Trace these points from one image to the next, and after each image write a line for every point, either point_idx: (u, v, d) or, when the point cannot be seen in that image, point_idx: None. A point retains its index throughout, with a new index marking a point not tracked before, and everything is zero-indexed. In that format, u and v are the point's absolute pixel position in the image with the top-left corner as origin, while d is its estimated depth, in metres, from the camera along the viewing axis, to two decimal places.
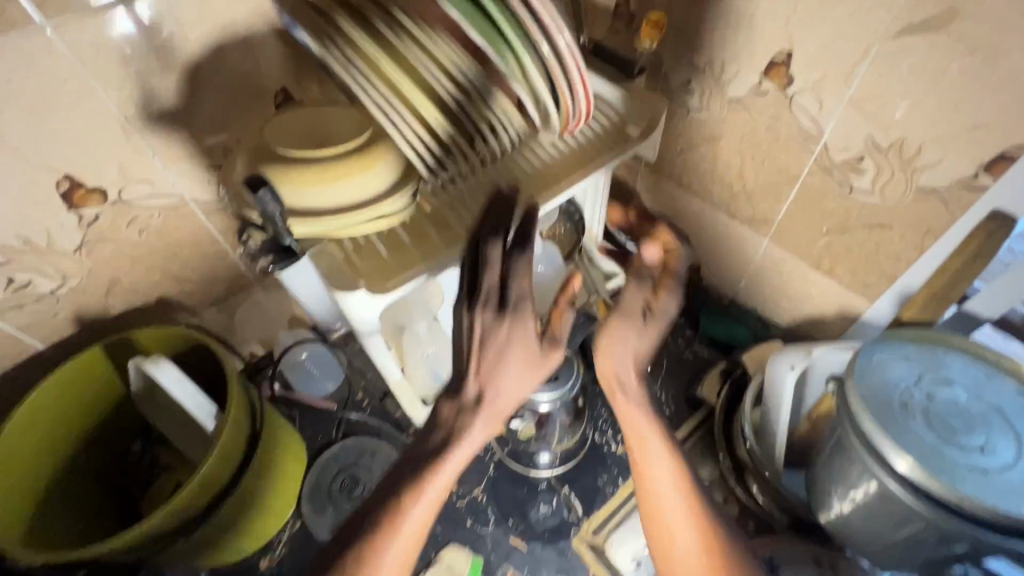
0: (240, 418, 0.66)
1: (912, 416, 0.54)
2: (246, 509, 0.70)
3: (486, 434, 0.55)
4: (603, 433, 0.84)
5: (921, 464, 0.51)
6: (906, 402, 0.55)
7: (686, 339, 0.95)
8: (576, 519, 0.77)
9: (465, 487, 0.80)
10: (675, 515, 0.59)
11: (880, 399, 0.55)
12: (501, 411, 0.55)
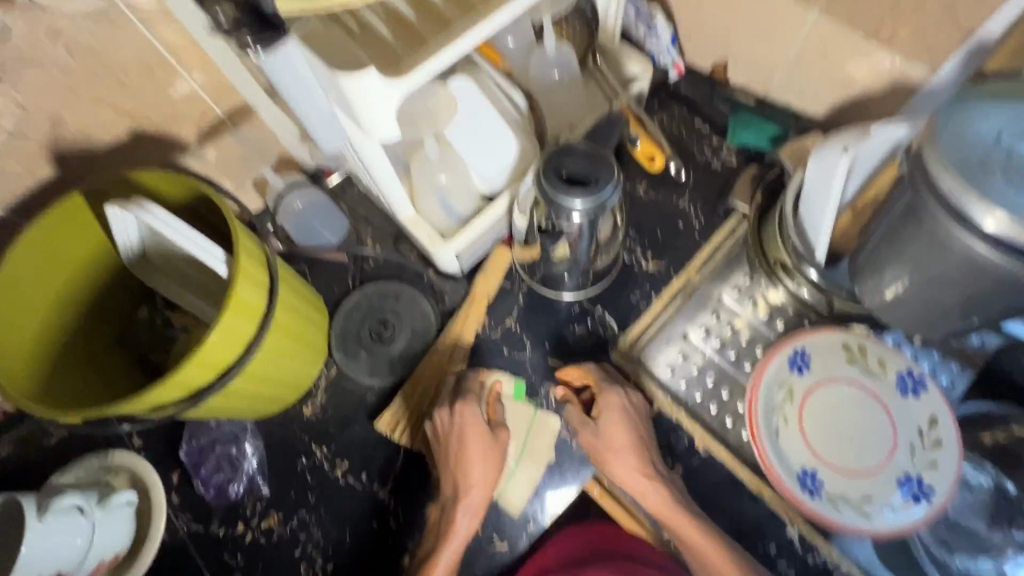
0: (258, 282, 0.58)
1: (1003, 167, 0.48)
2: (282, 367, 0.67)
3: (469, 519, 0.66)
4: (631, 252, 0.83)
5: (991, 221, 0.48)
6: (995, 153, 0.48)
7: (713, 146, 0.87)
8: (613, 335, 0.79)
9: (497, 319, 0.79)
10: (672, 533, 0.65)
11: (964, 155, 0.49)
12: (478, 492, 0.67)
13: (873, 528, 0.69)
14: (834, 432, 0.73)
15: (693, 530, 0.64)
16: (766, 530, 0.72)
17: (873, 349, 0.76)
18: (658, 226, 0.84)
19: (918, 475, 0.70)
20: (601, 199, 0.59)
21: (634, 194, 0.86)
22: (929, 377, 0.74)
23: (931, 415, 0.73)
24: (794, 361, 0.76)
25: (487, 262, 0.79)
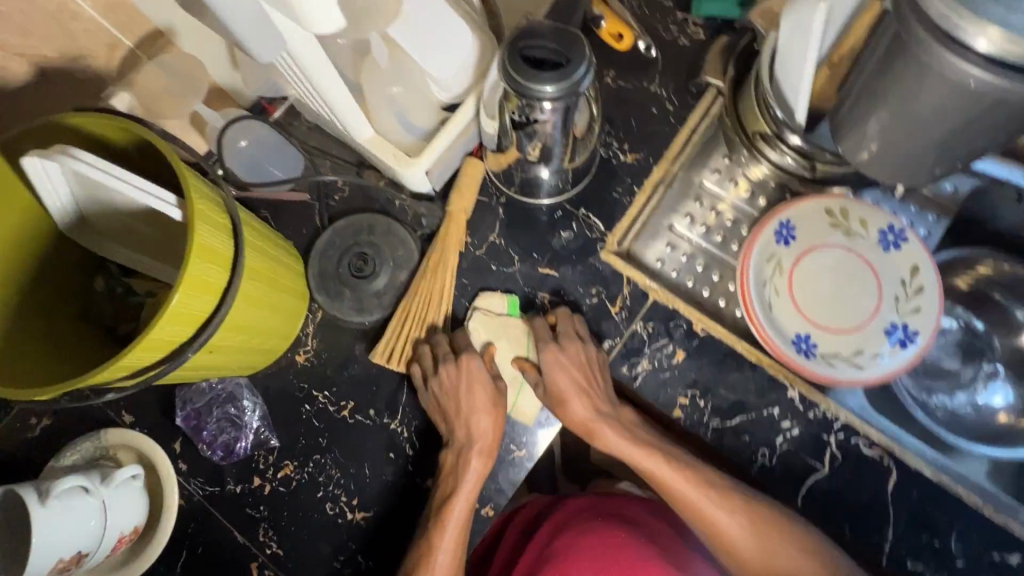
0: (224, 232, 0.54)
1: None
2: (260, 329, 0.64)
3: (478, 471, 0.68)
4: (608, 146, 0.79)
5: (986, 40, 0.45)
6: None
7: (678, 20, 0.82)
8: (601, 236, 0.76)
9: (480, 236, 0.77)
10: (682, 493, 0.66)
11: None
12: (487, 444, 0.68)
13: (866, 378, 0.72)
14: (822, 296, 0.75)
15: (645, 459, 0.67)
16: (767, 394, 0.72)
17: (854, 209, 0.77)
18: (633, 115, 0.80)
19: (903, 322, 0.73)
20: (571, 81, 0.54)
21: (603, 83, 0.81)
22: (910, 228, 0.75)
23: (912, 265, 0.75)
24: (780, 233, 0.76)
25: (460, 176, 0.75)
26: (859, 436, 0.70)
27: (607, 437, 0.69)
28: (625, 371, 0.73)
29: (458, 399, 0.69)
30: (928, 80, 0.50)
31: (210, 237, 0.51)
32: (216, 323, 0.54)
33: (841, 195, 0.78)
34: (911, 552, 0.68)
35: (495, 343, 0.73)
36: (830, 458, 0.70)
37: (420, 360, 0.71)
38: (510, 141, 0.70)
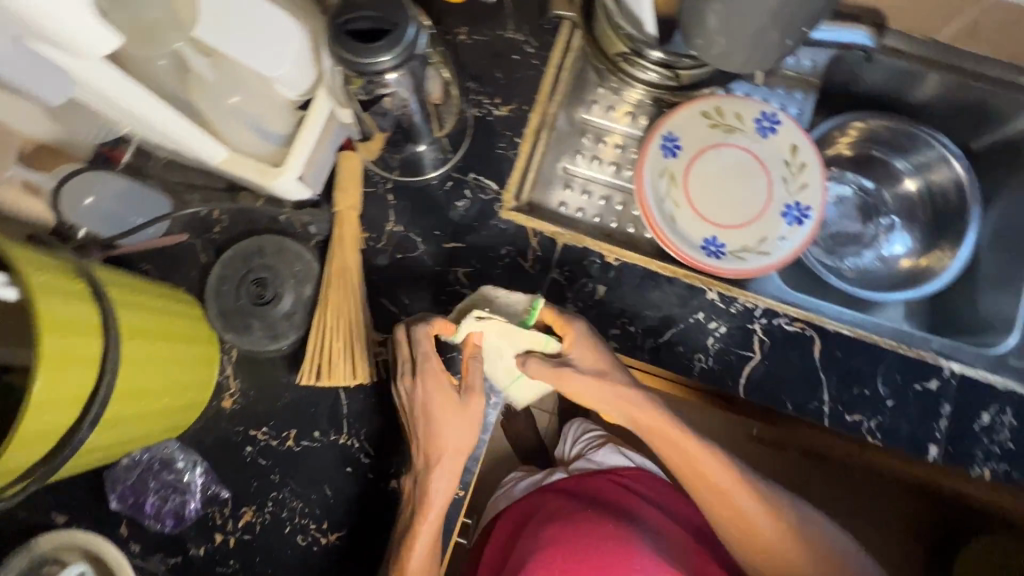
0: (88, 299, 0.50)
1: None
2: (163, 386, 0.61)
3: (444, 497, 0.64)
4: (479, 104, 0.77)
5: None
6: None
7: None
8: (496, 195, 0.75)
9: (376, 229, 0.74)
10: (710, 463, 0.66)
11: None
12: (452, 463, 0.65)
13: (776, 262, 0.75)
14: (719, 196, 0.78)
15: (666, 427, 0.66)
16: (689, 302, 0.73)
17: (728, 107, 0.79)
18: (496, 67, 0.78)
19: (795, 200, 0.77)
20: (404, 44, 0.52)
21: (457, 41, 0.78)
22: (782, 111, 0.78)
23: (792, 145, 0.78)
24: (666, 147, 0.78)
25: (339, 171, 0.71)
26: (777, 315, 0.72)
27: (636, 416, 0.66)
28: None
29: (423, 411, 0.64)
30: None
31: (73, 308, 0.47)
32: (103, 395, 0.50)
33: (713, 96, 0.79)
34: (847, 408, 0.71)
35: (479, 333, 0.63)
36: (758, 342, 0.72)
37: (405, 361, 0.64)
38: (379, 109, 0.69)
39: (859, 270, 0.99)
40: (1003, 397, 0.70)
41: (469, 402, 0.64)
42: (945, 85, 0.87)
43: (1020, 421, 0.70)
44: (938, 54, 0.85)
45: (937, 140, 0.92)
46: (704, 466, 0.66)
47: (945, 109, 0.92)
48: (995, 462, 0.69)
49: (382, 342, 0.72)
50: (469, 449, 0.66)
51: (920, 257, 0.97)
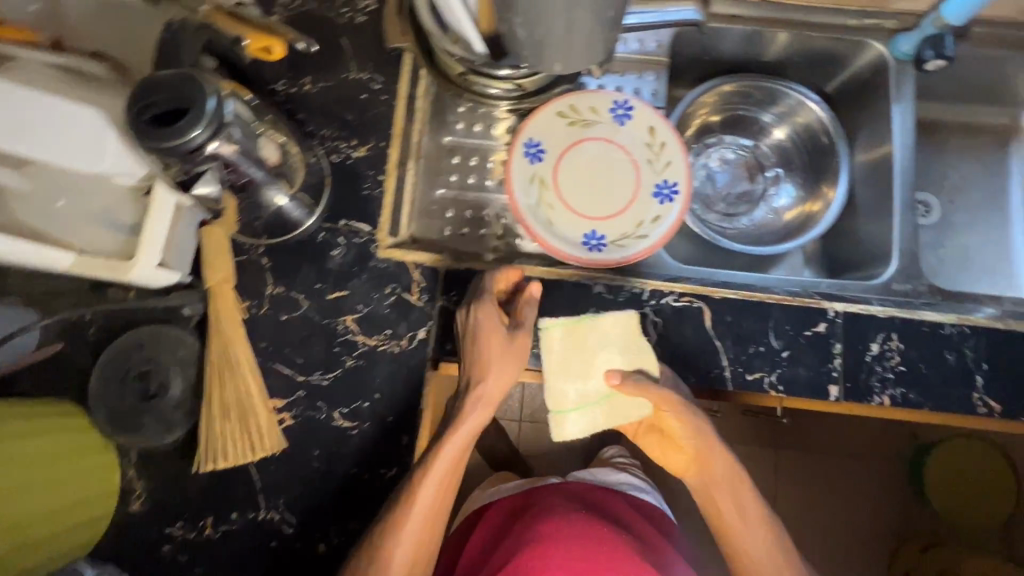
0: None
1: None
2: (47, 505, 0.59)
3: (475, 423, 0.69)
4: (336, 149, 0.77)
5: None
6: None
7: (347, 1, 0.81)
8: (370, 236, 0.75)
9: (256, 295, 0.73)
10: (747, 504, 0.75)
11: None
12: (490, 397, 0.69)
13: (655, 242, 0.77)
14: (591, 190, 0.79)
15: (723, 467, 0.76)
16: (580, 300, 0.74)
17: (581, 102, 0.80)
18: (345, 109, 0.78)
19: (662, 179, 0.79)
20: (205, 115, 0.51)
21: (302, 92, 0.78)
22: (632, 97, 0.80)
23: (649, 127, 0.80)
24: (530, 153, 0.79)
25: (204, 250, 0.69)
26: (664, 294, 0.74)
27: (721, 468, 0.76)
28: (450, 347, 0.72)
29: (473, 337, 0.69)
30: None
31: None
32: None
33: (565, 94, 0.81)
34: (747, 369, 0.73)
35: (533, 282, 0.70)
36: (651, 324, 0.73)
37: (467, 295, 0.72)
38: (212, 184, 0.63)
39: (753, 225, 1.03)
40: (888, 325, 0.74)
41: (518, 338, 0.70)
42: (784, 40, 0.91)
43: (907, 344, 0.73)
44: (770, 13, 0.89)
45: (797, 92, 0.97)
46: (745, 546, 0.75)
47: (792, 62, 0.96)
48: (891, 388, 0.72)
49: (282, 409, 0.70)
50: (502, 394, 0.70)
51: (806, 203, 1.01)
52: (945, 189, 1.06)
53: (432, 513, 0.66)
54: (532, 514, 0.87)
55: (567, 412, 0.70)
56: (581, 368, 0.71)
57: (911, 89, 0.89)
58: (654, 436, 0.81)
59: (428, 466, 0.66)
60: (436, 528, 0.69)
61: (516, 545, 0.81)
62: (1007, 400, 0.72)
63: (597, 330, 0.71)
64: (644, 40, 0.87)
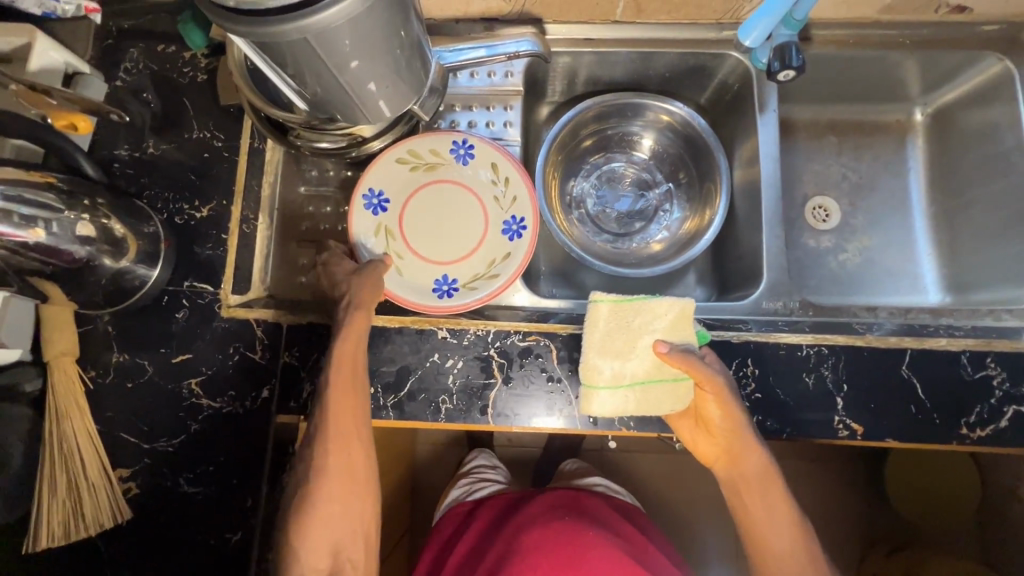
0: None
1: None
2: None
3: (344, 389, 0.64)
4: (180, 211, 0.78)
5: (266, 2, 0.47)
6: None
7: (188, 60, 0.82)
8: (214, 295, 0.75)
9: (101, 365, 0.73)
10: (774, 498, 0.68)
11: None
12: (351, 365, 0.65)
13: (507, 280, 0.75)
14: (439, 235, 0.78)
15: (756, 465, 0.67)
16: (423, 347, 0.73)
17: (421, 147, 0.79)
18: (188, 170, 0.79)
19: (510, 215, 0.78)
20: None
21: (145, 155, 0.79)
22: (471, 136, 0.80)
23: (492, 163, 0.79)
24: (372, 205, 0.78)
25: (42, 324, 0.70)
26: (509, 334, 0.73)
27: (754, 467, 0.67)
28: (294, 405, 0.72)
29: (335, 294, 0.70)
30: (287, 59, 0.54)
31: None
32: None
33: (402, 140, 0.80)
34: None
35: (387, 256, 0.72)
36: (497, 367, 0.72)
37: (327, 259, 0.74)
38: (18, 265, 0.61)
39: (646, 246, 0.98)
40: (742, 351, 0.72)
41: (364, 290, 0.68)
42: (646, 58, 0.89)
43: (763, 369, 0.71)
44: (624, 33, 0.87)
45: (670, 105, 0.92)
46: (774, 546, 0.67)
47: (661, 80, 0.94)
48: (748, 417, 0.70)
49: (127, 479, 0.70)
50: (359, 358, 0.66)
51: (696, 219, 0.96)
52: (845, 192, 1.00)
53: (349, 504, 0.65)
54: (521, 521, 0.83)
55: (598, 388, 0.69)
56: (623, 346, 0.70)
57: (776, 98, 0.87)
58: (689, 424, 0.71)
59: (316, 473, 0.64)
60: (351, 503, 0.65)
61: (513, 550, 0.79)
62: (870, 422, 0.70)
63: (646, 311, 0.70)
64: (493, 72, 0.87)
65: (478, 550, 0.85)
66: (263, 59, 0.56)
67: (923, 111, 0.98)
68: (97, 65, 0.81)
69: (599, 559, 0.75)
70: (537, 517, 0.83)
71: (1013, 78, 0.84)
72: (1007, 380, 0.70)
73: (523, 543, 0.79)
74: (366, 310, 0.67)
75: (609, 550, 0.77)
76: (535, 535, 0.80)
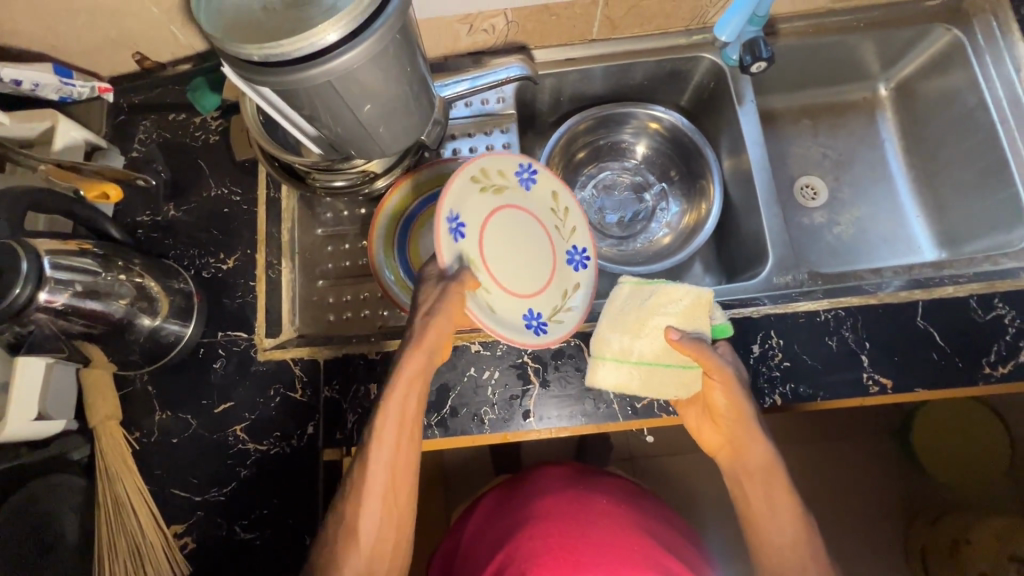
0: None
1: (275, 14, 0.52)
2: None
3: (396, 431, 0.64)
4: (206, 265, 0.80)
5: (292, 54, 0.51)
6: (266, 8, 0.52)
7: (199, 124, 0.86)
8: (248, 341, 0.77)
9: (144, 423, 0.74)
10: (776, 492, 0.67)
11: (244, 23, 0.52)
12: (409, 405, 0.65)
13: (583, 312, 0.76)
14: (514, 263, 0.73)
15: (764, 460, 0.68)
16: (458, 362, 0.75)
17: (489, 165, 0.72)
18: (210, 224, 0.82)
19: (571, 245, 0.79)
20: (19, 275, 0.56)
21: (167, 217, 0.82)
22: (536, 162, 0.77)
23: (552, 192, 0.78)
24: (453, 229, 0.66)
25: (85, 390, 0.71)
26: None
27: (756, 459, 0.68)
28: (339, 436, 0.73)
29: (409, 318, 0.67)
30: (310, 102, 0.57)
31: None
32: None
33: (410, 172, 0.84)
34: (634, 398, 0.74)
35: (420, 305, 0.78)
36: (532, 372, 0.74)
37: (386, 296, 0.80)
38: (65, 333, 0.63)
39: (651, 243, 1.02)
40: (764, 324, 0.75)
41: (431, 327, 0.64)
42: (626, 69, 0.95)
43: (786, 339, 0.74)
44: (602, 49, 0.93)
45: (655, 112, 0.98)
46: (774, 539, 0.66)
47: (641, 88, 1.00)
48: (781, 386, 0.72)
49: (182, 535, 0.70)
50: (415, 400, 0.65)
51: (694, 212, 1.01)
52: (828, 168, 1.06)
53: (381, 554, 0.63)
54: (530, 492, 0.77)
55: (604, 359, 0.72)
56: (633, 324, 0.71)
57: (752, 89, 0.94)
58: (696, 411, 0.73)
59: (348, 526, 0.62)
60: (387, 556, 0.63)
61: (519, 525, 0.72)
62: (897, 374, 0.72)
63: (660, 297, 0.71)
64: (486, 100, 0.93)
65: (482, 538, 0.75)
66: (284, 108, 0.60)
67: (886, 86, 1.05)
68: (114, 140, 0.85)
69: (605, 529, 0.70)
70: (548, 486, 0.78)
71: (963, 45, 0.91)
72: (1016, 317, 0.73)
73: (534, 511, 0.73)
74: (428, 346, 0.64)
75: (619, 521, 0.71)
76: (546, 503, 0.74)
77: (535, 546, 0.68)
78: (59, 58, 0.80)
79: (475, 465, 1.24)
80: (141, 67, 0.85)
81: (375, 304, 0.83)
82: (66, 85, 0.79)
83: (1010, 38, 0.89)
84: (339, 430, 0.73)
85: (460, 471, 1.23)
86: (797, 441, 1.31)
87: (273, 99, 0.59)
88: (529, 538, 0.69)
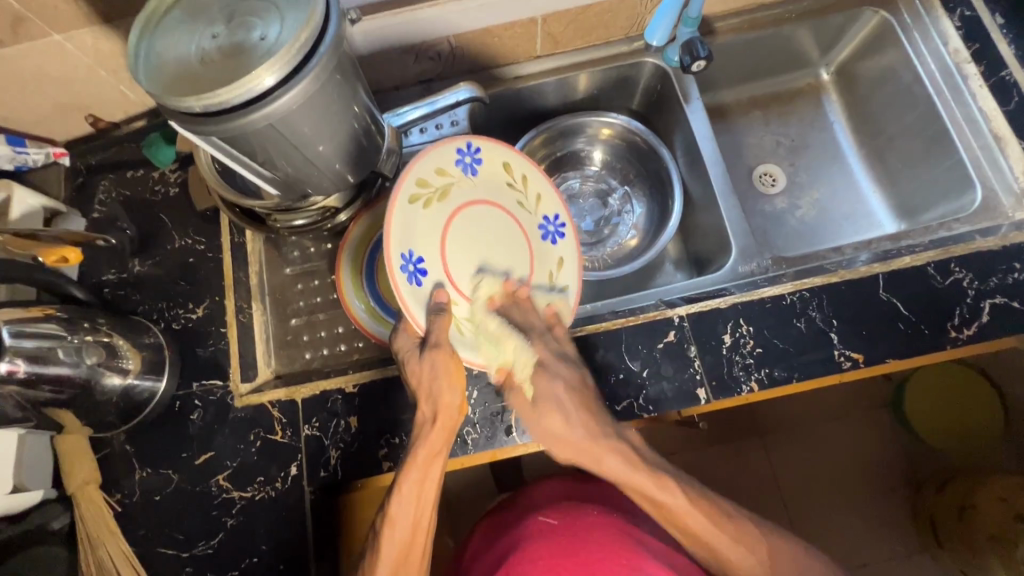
0: None
1: (211, 64, 0.53)
2: None
3: (413, 513, 0.60)
4: (175, 316, 0.80)
5: (229, 102, 0.51)
6: (203, 59, 0.53)
7: (158, 178, 0.87)
8: (224, 389, 0.76)
9: (123, 485, 0.73)
10: (689, 520, 0.62)
11: (183, 76, 0.53)
12: (425, 487, 0.61)
13: (578, 287, 0.76)
14: (484, 274, 0.69)
15: (657, 490, 0.62)
16: None
17: (425, 171, 0.67)
18: (177, 276, 0.82)
19: (543, 217, 0.75)
20: None
21: (131, 274, 0.82)
22: (474, 139, 0.71)
23: (503, 164, 0.74)
24: (409, 270, 0.63)
25: (63, 457, 0.70)
26: None
27: (610, 467, 0.62)
28: (324, 475, 0.72)
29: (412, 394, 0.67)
30: (255, 144, 0.58)
31: None
32: None
33: (372, 204, 0.85)
34: (613, 400, 0.74)
35: None
36: None
37: (365, 333, 0.81)
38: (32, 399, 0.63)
39: (620, 247, 1.04)
40: (733, 313, 0.76)
41: (431, 407, 0.63)
42: (577, 80, 0.97)
43: (755, 325, 0.75)
44: (548, 64, 0.96)
45: (607, 118, 1.00)
46: (727, 557, 0.62)
47: (593, 97, 1.02)
48: (756, 372, 0.74)
49: None
50: (433, 478, 0.61)
51: (657, 212, 1.03)
52: (784, 155, 1.09)
53: None
54: (522, 512, 0.76)
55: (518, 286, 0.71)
56: (474, 246, 0.69)
57: (696, 88, 0.96)
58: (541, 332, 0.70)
59: None
60: None
61: (513, 547, 0.70)
62: (867, 348, 0.74)
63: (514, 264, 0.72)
64: (440, 124, 0.94)
65: (478, 565, 0.74)
66: (231, 155, 0.61)
67: (827, 71, 1.09)
68: (74, 203, 0.85)
69: (599, 541, 0.68)
70: (539, 505, 0.76)
71: (891, 25, 0.94)
72: (974, 279, 0.75)
73: (524, 535, 0.71)
74: (446, 424, 0.63)
75: (610, 531, 0.70)
76: (535, 524, 0.72)
77: (527, 568, 0.66)
78: (11, 128, 0.81)
79: (475, 488, 1.22)
80: (95, 129, 0.86)
81: (350, 337, 0.83)
82: (19, 155, 0.80)
83: (933, 13, 0.92)
84: (325, 470, 0.72)
85: (460, 498, 1.21)
86: (797, 427, 1.29)
87: (219, 148, 0.60)
88: (519, 562, 0.67)
